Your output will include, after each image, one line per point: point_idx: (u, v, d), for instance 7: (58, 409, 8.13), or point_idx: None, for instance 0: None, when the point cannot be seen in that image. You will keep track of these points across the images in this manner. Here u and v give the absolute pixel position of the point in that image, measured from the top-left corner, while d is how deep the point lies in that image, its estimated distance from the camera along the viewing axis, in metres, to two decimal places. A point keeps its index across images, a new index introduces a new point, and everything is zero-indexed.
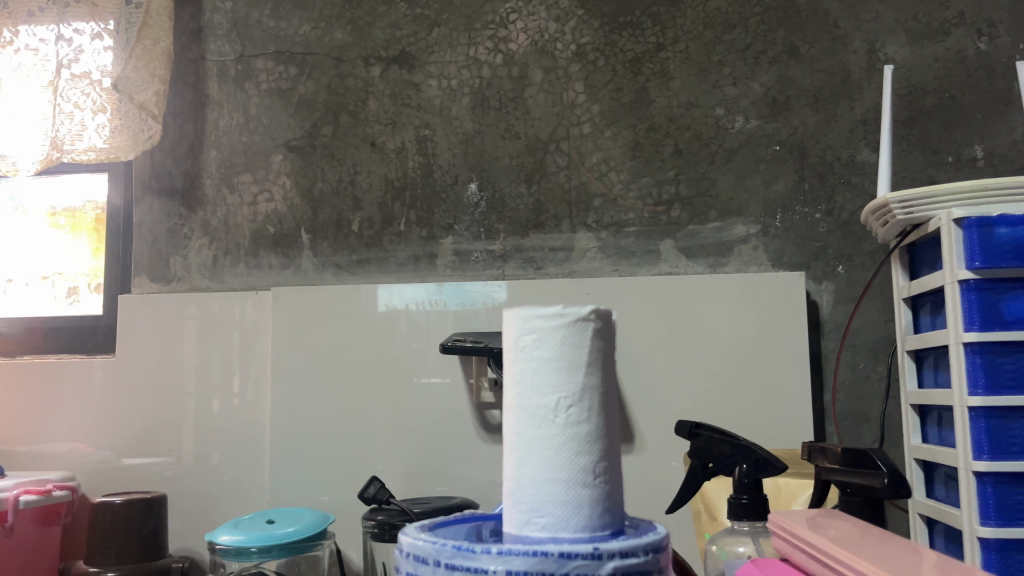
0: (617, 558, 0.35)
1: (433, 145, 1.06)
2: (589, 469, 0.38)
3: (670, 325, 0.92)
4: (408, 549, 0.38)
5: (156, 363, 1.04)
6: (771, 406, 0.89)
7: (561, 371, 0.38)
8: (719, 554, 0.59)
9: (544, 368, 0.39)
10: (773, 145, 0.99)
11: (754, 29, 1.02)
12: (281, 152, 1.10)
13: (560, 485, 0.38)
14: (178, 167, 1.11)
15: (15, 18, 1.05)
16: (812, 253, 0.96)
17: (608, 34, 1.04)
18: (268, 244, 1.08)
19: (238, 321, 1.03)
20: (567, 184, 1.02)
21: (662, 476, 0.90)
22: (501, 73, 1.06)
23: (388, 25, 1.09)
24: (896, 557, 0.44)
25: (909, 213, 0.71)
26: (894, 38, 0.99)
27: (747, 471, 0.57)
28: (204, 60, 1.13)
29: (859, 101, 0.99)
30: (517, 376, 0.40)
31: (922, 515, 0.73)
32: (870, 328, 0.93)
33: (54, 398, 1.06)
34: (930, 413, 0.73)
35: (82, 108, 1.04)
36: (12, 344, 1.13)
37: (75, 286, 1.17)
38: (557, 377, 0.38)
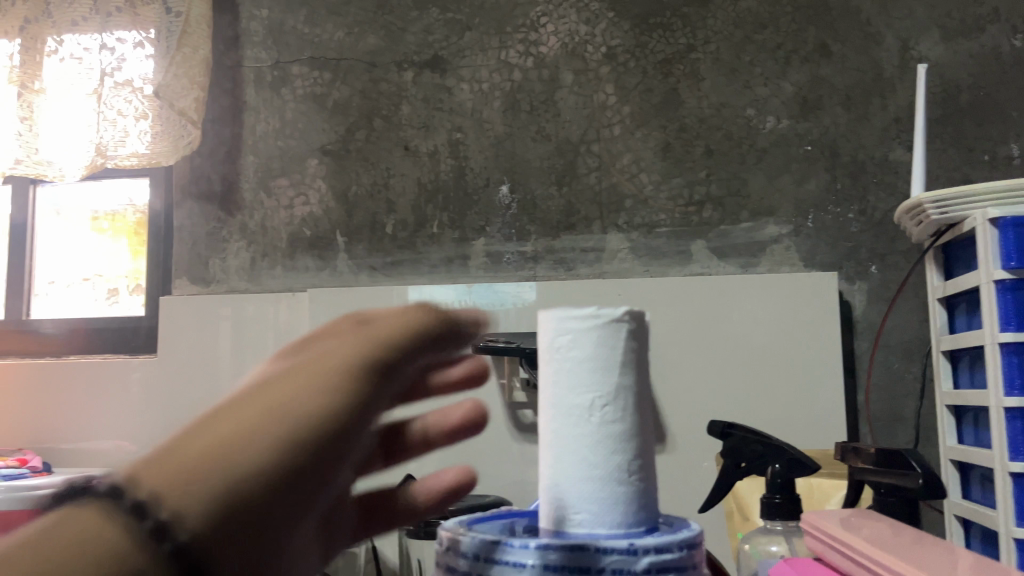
0: (652, 554, 0.36)
1: (465, 148, 1.07)
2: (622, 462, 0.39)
3: (702, 325, 0.93)
4: (447, 544, 0.39)
5: (194, 363, 1.06)
6: (804, 407, 0.89)
7: (597, 369, 0.39)
8: (751, 553, 0.59)
9: (579, 368, 0.40)
10: (805, 145, 0.99)
11: (785, 29, 1.02)
12: (317, 156, 1.11)
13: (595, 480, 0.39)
14: (216, 171, 1.14)
15: (60, 28, 1.08)
16: (844, 253, 0.96)
17: (638, 35, 1.05)
18: (305, 246, 1.09)
19: (274, 321, 1.05)
20: (598, 185, 1.03)
21: (695, 476, 0.90)
22: (532, 76, 1.07)
23: (421, 29, 1.11)
24: (930, 558, 0.44)
25: (944, 213, 0.71)
26: (927, 35, 0.98)
27: (779, 471, 0.57)
28: (241, 67, 1.15)
29: (892, 100, 0.98)
30: (552, 375, 0.41)
31: (958, 516, 0.73)
32: (904, 328, 0.92)
33: (95, 396, 1.08)
34: (966, 413, 0.73)
35: (126, 115, 1.07)
36: (57, 345, 1.16)
37: (115, 288, 1.21)
38: (591, 377, 0.39)
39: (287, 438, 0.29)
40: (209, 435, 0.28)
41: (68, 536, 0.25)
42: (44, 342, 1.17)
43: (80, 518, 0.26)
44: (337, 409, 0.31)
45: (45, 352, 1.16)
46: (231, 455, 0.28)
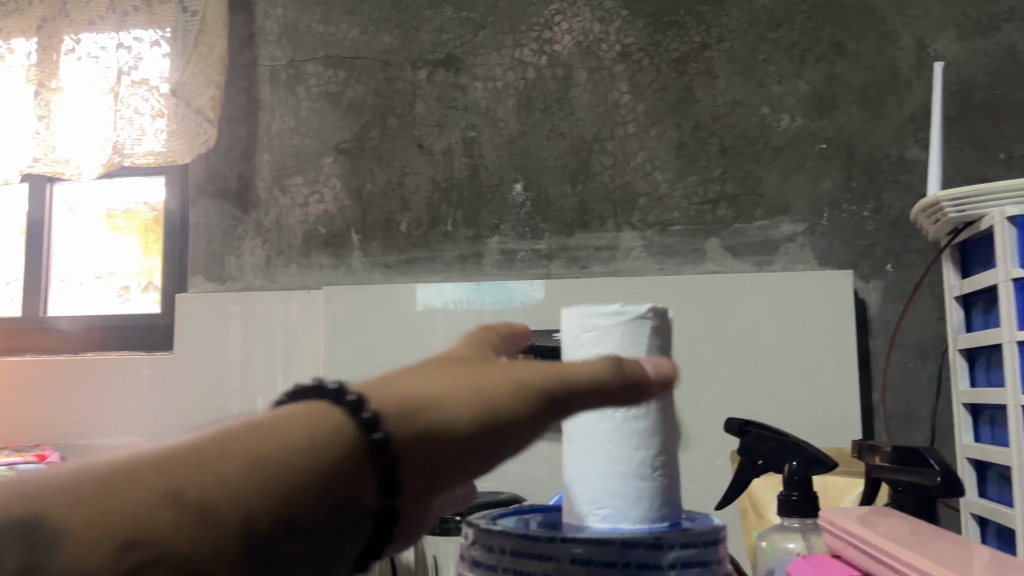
0: (678, 548, 0.36)
1: (480, 146, 1.07)
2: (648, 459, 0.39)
3: (716, 324, 0.93)
4: (474, 539, 0.39)
5: (208, 360, 1.06)
6: (820, 405, 0.89)
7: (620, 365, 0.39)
8: (768, 550, 0.59)
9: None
10: (820, 143, 0.99)
11: (800, 28, 1.01)
12: (331, 154, 1.12)
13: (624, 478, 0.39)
14: (232, 170, 1.14)
15: (77, 27, 1.09)
16: (859, 252, 0.95)
17: (653, 34, 1.05)
18: (320, 244, 1.10)
19: (286, 319, 1.05)
20: (612, 183, 1.03)
21: (710, 474, 0.90)
22: (546, 74, 1.07)
23: (435, 28, 1.11)
24: (950, 555, 0.44)
25: (961, 211, 0.70)
26: (943, 34, 0.98)
27: (797, 469, 0.57)
28: (256, 65, 1.15)
29: (907, 98, 0.98)
30: None
31: (975, 514, 0.72)
32: (919, 327, 0.92)
33: (110, 393, 1.08)
34: (982, 412, 0.73)
35: (142, 114, 1.07)
36: (73, 342, 1.17)
37: (127, 285, 1.22)
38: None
39: (496, 415, 0.28)
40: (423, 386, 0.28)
41: (281, 424, 0.25)
42: (60, 338, 1.17)
43: (298, 419, 0.25)
44: (545, 411, 0.29)
45: (62, 349, 1.17)
46: (432, 412, 0.27)
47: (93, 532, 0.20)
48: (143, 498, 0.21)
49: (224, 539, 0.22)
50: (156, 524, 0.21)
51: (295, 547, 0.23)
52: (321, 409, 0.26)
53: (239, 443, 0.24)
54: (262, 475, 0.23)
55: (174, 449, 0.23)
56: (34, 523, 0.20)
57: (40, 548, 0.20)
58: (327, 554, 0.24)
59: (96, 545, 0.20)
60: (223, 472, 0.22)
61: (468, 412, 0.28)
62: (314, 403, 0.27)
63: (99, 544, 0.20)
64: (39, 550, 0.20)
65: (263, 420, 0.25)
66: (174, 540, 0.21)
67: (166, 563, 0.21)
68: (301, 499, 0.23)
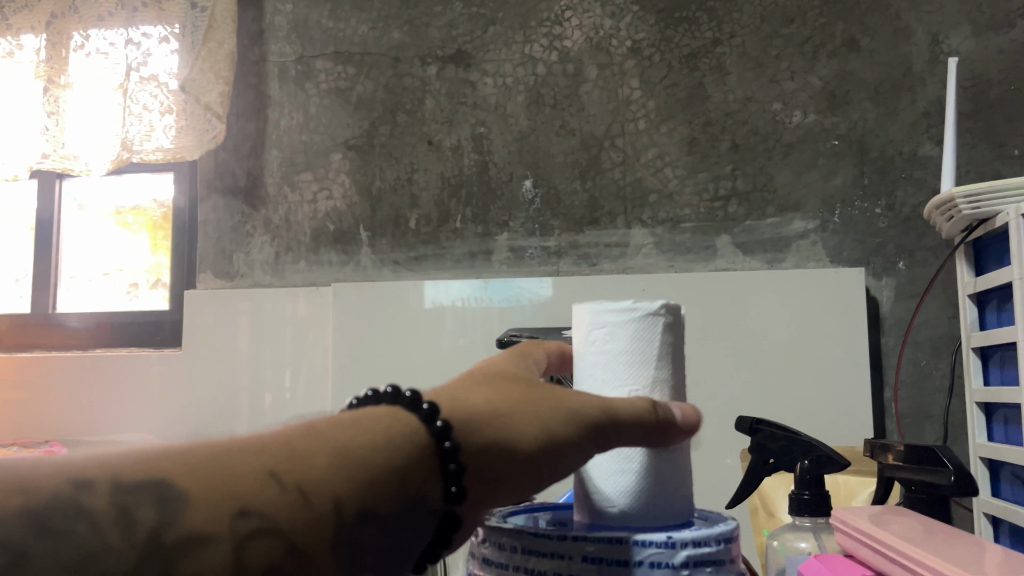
0: (690, 547, 0.35)
1: (489, 143, 1.07)
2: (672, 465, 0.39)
3: (727, 321, 0.92)
4: (484, 536, 0.39)
5: (215, 357, 1.06)
6: (831, 403, 0.88)
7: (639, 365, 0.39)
8: (779, 549, 0.58)
9: (615, 361, 0.39)
10: (832, 140, 0.98)
11: (812, 23, 1.00)
12: (341, 151, 1.12)
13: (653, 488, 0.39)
14: (241, 166, 1.14)
15: (87, 23, 1.09)
16: (871, 249, 0.95)
17: (664, 30, 1.04)
18: (329, 241, 1.10)
19: (293, 316, 1.05)
20: (623, 179, 1.02)
21: (719, 472, 0.89)
22: (556, 71, 1.06)
23: (445, 24, 1.10)
24: (966, 555, 0.43)
25: (975, 207, 0.69)
26: (958, 29, 0.97)
27: (808, 467, 0.57)
28: (266, 62, 1.15)
29: (921, 94, 0.97)
30: (587, 367, 0.41)
31: (988, 514, 0.72)
32: (933, 325, 0.91)
33: (119, 389, 1.08)
34: (996, 411, 0.72)
35: (151, 110, 1.07)
36: (82, 338, 1.17)
37: (136, 282, 1.22)
38: (628, 372, 0.39)
39: (539, 439, 0.35)
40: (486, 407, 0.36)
41: (368, 427, 0.33)
42: (69, 335, 1.18)
43: (377, 430, 0.33)
44: (582, 435, 0.36)
45: (71, 345, 1.17)
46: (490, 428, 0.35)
47: (219, 502, 0.28)
48: (252, 479, 0.29)
49: (316, 519, 0.29)
50: (268, 502, 0.28)
51: (372, 531, 0.31)
52: (401, 420, 0.34)
53: (334, 446, 0.31)
54: (349, 478, 0.30)
55: (278, 441, 0.31)
56: (176, 494, 0.28)
57: (176, 511, 0.27)
58: (395, 539, 0.32)
59: (218, 513, 0.28)
60: (316, 468, 0.30)
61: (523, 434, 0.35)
62: (393, 410, 0.34)
63: (222, 513, 0.28)
64: (172, 515, 0.27)
65: (353, 424, 0.32)
66: (282, 519, 0.29)
67: (276, 534, 0.28)
68: (375, 496, 0.31)
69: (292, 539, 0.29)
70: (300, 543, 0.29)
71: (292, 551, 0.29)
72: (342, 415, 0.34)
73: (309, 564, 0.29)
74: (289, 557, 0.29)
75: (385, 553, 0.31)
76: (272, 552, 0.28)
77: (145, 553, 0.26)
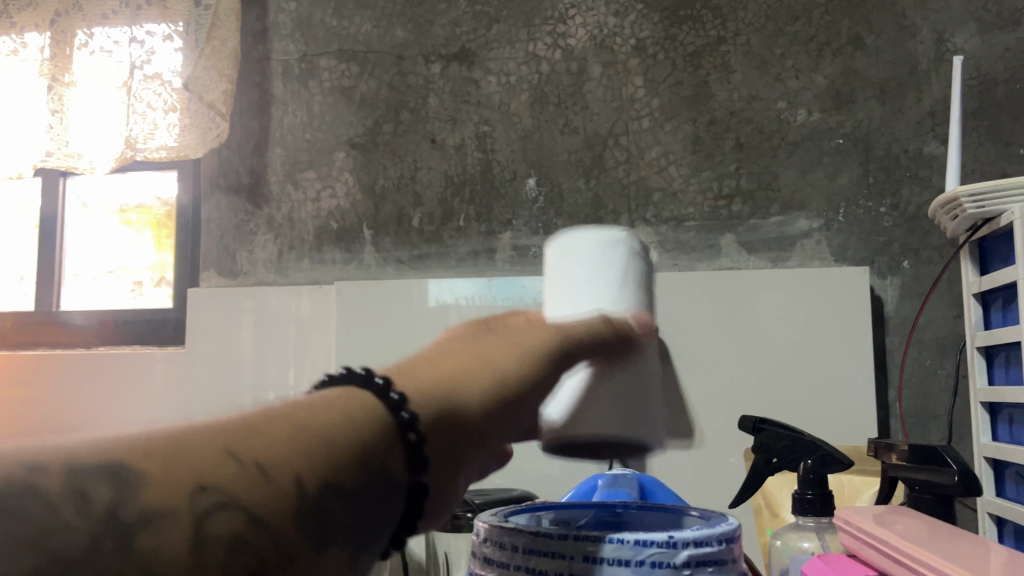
0: (692, 547, 0.35)
1: (493, 141, 1.07)
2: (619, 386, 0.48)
3: (730, 320, 0.92)
4: (486, 535, 0.39)
5: (218, 355, 1.06)
6: (835, 402, 0.88)
7: (610, 280, 0.51)
8: (783, 549, 0.58)
9: (599, 251, 0.53)
10: (837, 139, 0.98)
11: (817, 21, 1.00)
12: (344, 149, 1.12)
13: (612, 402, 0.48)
14: (244, 164, 1.14)
15: (90, 21, 1.09)
16: (876, 248, 0.94)
17: (668, 28, 1.04)
18: (332, 239, 1.10)
19: (296, 314, 1.05)
20: (627, 177, 1.02)
21: (723, 472, 0.89)
22: (560, 69, 1.06)
23: (449, 22, 1.10)
24: (970, 556, 0.43)
25: (980, 207, 0.69)
26: (963, 28, 0.97)
27: (812, 466, 0.57)
28: (269, 60, 1.15)
29: (926, 92, 0.96)
30: (576, 265, 0.53)
31: (992, 514, 0.71)
32: (938, 324, 0.91)
33: (122, 387, 1.08)
34: (1000, 411, 0.71)
35: (155, 108, 1.07)
36: (86, 336, 1.17)
37: (140, 280, 1.22)
38: (602, 276, 0.52)
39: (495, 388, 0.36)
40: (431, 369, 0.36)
41: (328, 403, 0.31)
42: (72, 333, 1.18)
43: (331, 403, 0.31)
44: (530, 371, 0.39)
45: (75, 343, 1.18)
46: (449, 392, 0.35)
47: (173, 480, 0.26)
48: (209, 456, 0.27)
49: (281, 494, 0.27)
50: (225, 477, 0.26)
51: (340, 505, 0.28)
52: (354, 393, 0.32)
53: (290, 419, 0.29)
54: (311, 449, 0.28)
55: (236, 421, 0.29)
56: (130, 472, 0.26)
57: (133, 487, 0.25)
58: (369, 517, 0.29)
59: (174, 491, 0.26)
60: (273, 442, 0.28)
61: (474, 387, 0.36)
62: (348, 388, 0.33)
63: (179, 491, 0.26)
64: (130, 492, 0.25)
65: (308, 400, 0.31)
66: (243, 494, 0.26)
67: (237, 510, 0.26)
68: (341, 469, 0.29)
69: (256, 514, 0.27)
70: (265, 518, 0.27)
71: (256, 525, 0.27)
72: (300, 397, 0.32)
73: (280, 542, 0.27)
74: (252, 531, 0.26)
75: (359, 534, 0.29)
76: (233, 525, 0.26)
77: (104, 527, 0.24)
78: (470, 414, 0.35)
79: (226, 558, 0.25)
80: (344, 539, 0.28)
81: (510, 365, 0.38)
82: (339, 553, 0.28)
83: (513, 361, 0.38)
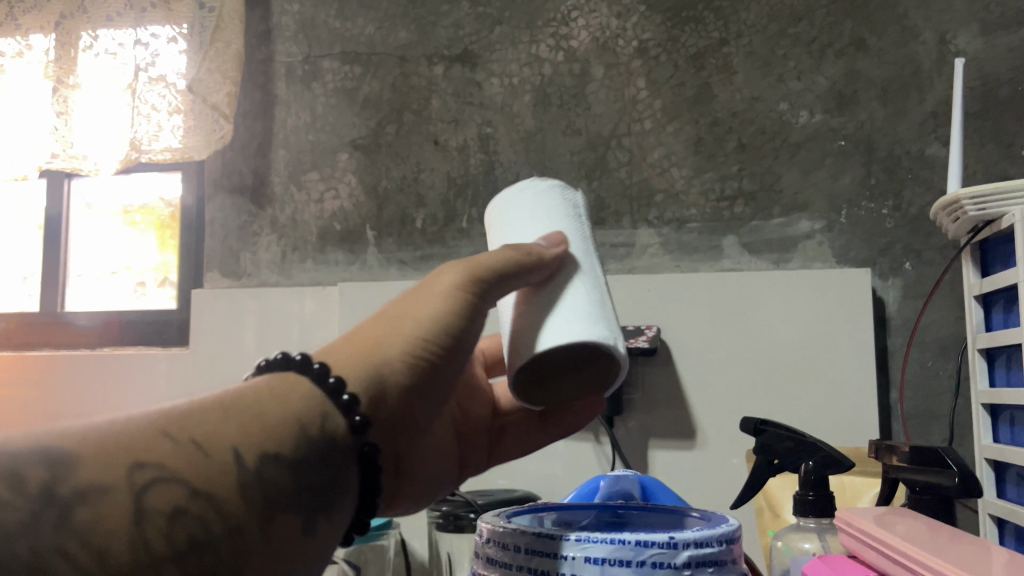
0: (692, 548, 0.35)
1: (496, 143, 1.07)
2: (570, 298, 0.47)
3: (733, 322, 0.92)
4: (489, 536, 0.39)
5: (221, 355, 1.07)
6: (838, 403, 0.88)
7: (538, 216, 0.52)
8: (784, 550, 0.58)
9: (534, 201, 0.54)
10: (839, 140, 0.98)
11: (820, 23, 1.00)
12: (347, 150, 1.12)
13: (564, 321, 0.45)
14: (248, 165, 1.15)
15: (95, 23, 1.10)
16: (878, 249, 0.94)
17: (670, 29, 1.04)
18: (335, 240, 1.10)
19: (299, 314, 1.06)
20: (629, 179, 1.02)
21: (725, 472, 0.89)
22: (563, 70, 1.07)
23: (452, 23, 1.11)
24: (970, 558, 0.43)
25: (982, 209, 0.69)
26: (966, 29, 0.97)
27: (814, 467, 0.57)
28: (273, 61, 1.16)
29: (929, 93, 0.96)
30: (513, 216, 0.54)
31: (993, 515, 0.71)
32: (940, 325, 0.91)
33: (126, 388, 1.09)
34: (1002, 412, 0.72)
35: (159, 110, 1.07)
36: (90, 336, 1.18)
37: (143, 280, 1.23)
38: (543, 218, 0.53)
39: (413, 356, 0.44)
40: (364, 334, 0.45)
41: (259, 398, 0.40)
42: (77, 333, 1.18)
43: (274, 391, 0.41)
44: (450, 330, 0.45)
45: (80, 343, 1.18)
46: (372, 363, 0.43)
47: (115, 462, 0.35)
48: (153, 440, 0.36)
49: (216, 467, 0.36)
50: (164, 457, 0.35)
51: (276, 473, 0.38)
52: (292, 378, 0.41)
53: (222, 408, 0.39)
54: (243, 432, 0.38)
55: (174, 414, 0.38)
56: (72, 456, 0.34)
57: (70, 469, 0.34)
58: (303, 479, 0.39)
59: (114, 470, 0.34)
60: (205, 430, 0.37)
61: (396, 341, 0.44)
62: (284, 373, 0.42)
63: (117, 470, 0.34)
64: (65, 471, 0.33)
65: (245, 395, 0.40)
66: (181, 469, 0.35)
67: (178, 481, 0.35)
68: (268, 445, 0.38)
69: (195, 483, 0.36)
70: (203, 486, 0.36)
71: (194, 495, 0.35)
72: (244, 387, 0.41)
73: (219, 505, 0.36)
74: (192, 496, 0.35)
75: (297, 490, 0.39)
76: (174, 493, 0.35)
77: (44, 500, 0.32)
78: (396, 366, 0.43)
79: (168, 518, 0.34)
80: (286, 500, 0.38)
81: (430, 317, 0.45)
82: (288, 515, 0.38)
83: (438, 306, 0.46)
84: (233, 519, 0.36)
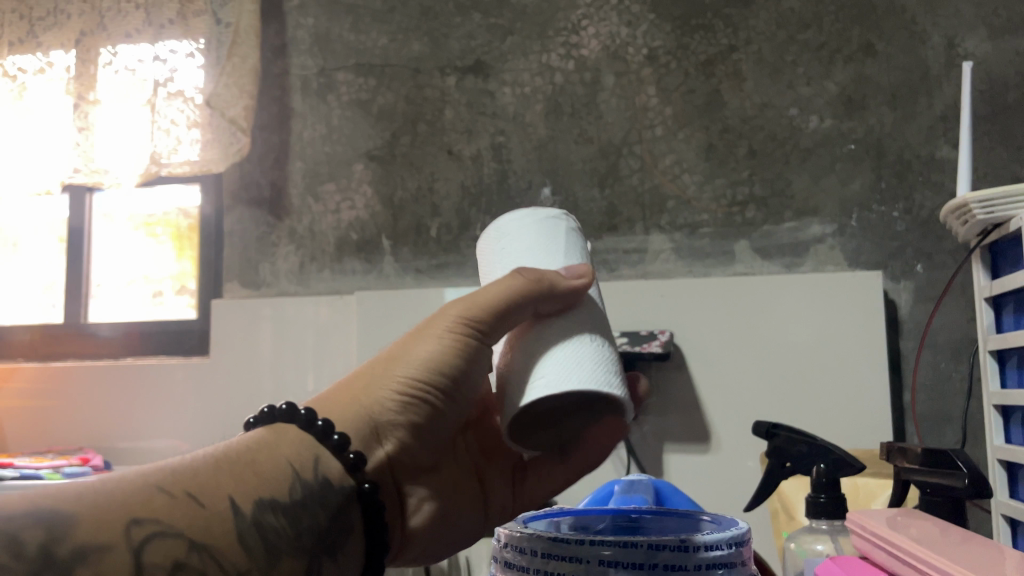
0: (702, 551, 0.37)
1: (509, 152, 1.08)
2: (592, 339, 0.46)
3: (747, 326, 0.93)
4: (506, 541, 0.40)
5: (240, 363, 1.08)
6: (851, 405, 0.88)
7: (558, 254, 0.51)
8: (797, 552, 0.59)
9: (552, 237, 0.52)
10: (849, 144, 0.99)
11: (828, 29, 1.01)
12: (362, 161, 1.14)
13: (575, 368, 0.43)
14: (266, 177, 1.17)
15: (114, 39, 1.13)
16: (889, 252, 0.95)
17: (681, 37, 1.05)
18: (352, 250, 1.12)
19: (315, 320, 1.07)
20: (642, 185, 1.04)
21: (739, 475, 0.90)
22: (574, 79, 1.08)
23: (464, 35, 1.12)
24: (979, 559, 0.44)
25: (989, 212, 0.70)
26: (974, 33, 0.97)
27: (826, 469, 0.58)
28: (288, 74, 1.18)
29: (938, 98, 0.97)
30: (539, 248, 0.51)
31: (1006, 516, 0.71)
32: (951, 327, 0.91)
33: (148, 397, 1.11)
34: (1013, 413, 0.72)
35: (178, 125, 1.09)
36: (113, 347, 1.20)
37: (161, 289, 1.25)
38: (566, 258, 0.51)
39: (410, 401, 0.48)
40: (366, 373, 0.50)
41: (252, 456, 0.45)
42: (100, 344, 1.21)
43: (268, 443, 0.46)
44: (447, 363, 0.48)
45: (103, 354, 1.20)
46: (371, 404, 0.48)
47: (112, 522, 0.38)
48: (149, 496, 0.40)
49: (212, 517, 0.41)
50: (159, 512, 0.39)
51: (274, 517, 0.43)
52: (280, 426, 0.47)
53: (213, 463, 0.44)
54: (237, 483, 0.43)
55: (168, 472, 0.42)
56: (68, 518, 0.38)
57: (66, 530, 0.37)
58: (293, 524, 0.44)
59: (114, 529, 0.38)
60: (198, 483, 0.42)
61: (388, 382, 0.48)
62: (272, 424, 0.47)
63: (117, 528, 0.38)
64: (62, 534, 0.37)
65: (239, 450, 0.45)
66: (179, 522, 0.40)
67: (176, 535, 0.39)
68: (259, 494, 0.43)
69: (194, 536, 0.40)
70: (199, 536, 0.40)
71: (192, 547, 0.39)
72: (239, 441, 0.46)
73: (215, 554, 0.40)
74: (191, 547, 0.39)
75: (289, 532, 0.43)
76: (173, 546, 0.39)
77: (41, 566, 0.36)
78: (387, 405, 0.48)
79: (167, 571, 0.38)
80: (284, 542, 0.43)
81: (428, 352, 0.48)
82: (289, 559, 0.43)
83: (435, 344, 0.48)
84: (235, 567, 0.41)
